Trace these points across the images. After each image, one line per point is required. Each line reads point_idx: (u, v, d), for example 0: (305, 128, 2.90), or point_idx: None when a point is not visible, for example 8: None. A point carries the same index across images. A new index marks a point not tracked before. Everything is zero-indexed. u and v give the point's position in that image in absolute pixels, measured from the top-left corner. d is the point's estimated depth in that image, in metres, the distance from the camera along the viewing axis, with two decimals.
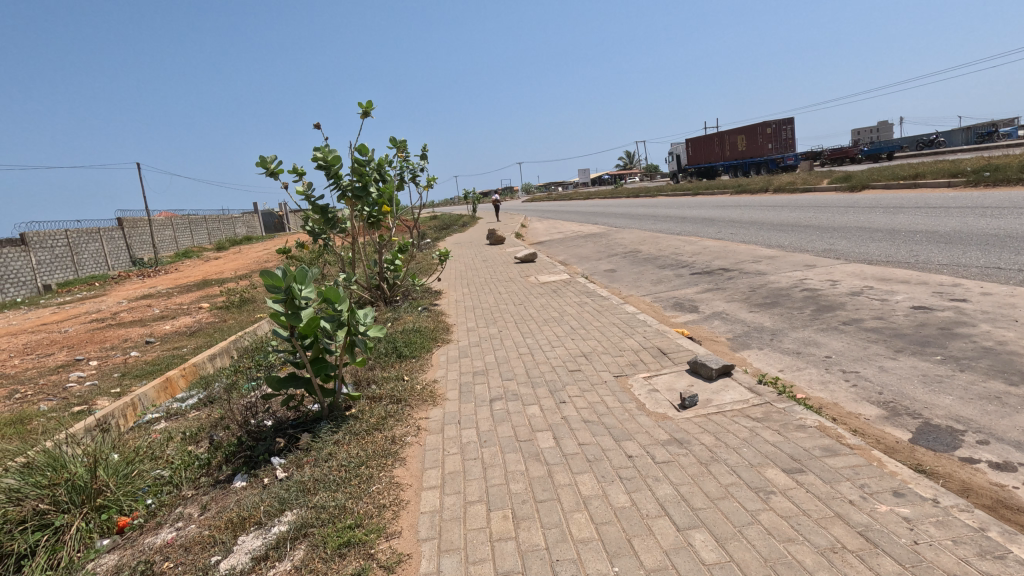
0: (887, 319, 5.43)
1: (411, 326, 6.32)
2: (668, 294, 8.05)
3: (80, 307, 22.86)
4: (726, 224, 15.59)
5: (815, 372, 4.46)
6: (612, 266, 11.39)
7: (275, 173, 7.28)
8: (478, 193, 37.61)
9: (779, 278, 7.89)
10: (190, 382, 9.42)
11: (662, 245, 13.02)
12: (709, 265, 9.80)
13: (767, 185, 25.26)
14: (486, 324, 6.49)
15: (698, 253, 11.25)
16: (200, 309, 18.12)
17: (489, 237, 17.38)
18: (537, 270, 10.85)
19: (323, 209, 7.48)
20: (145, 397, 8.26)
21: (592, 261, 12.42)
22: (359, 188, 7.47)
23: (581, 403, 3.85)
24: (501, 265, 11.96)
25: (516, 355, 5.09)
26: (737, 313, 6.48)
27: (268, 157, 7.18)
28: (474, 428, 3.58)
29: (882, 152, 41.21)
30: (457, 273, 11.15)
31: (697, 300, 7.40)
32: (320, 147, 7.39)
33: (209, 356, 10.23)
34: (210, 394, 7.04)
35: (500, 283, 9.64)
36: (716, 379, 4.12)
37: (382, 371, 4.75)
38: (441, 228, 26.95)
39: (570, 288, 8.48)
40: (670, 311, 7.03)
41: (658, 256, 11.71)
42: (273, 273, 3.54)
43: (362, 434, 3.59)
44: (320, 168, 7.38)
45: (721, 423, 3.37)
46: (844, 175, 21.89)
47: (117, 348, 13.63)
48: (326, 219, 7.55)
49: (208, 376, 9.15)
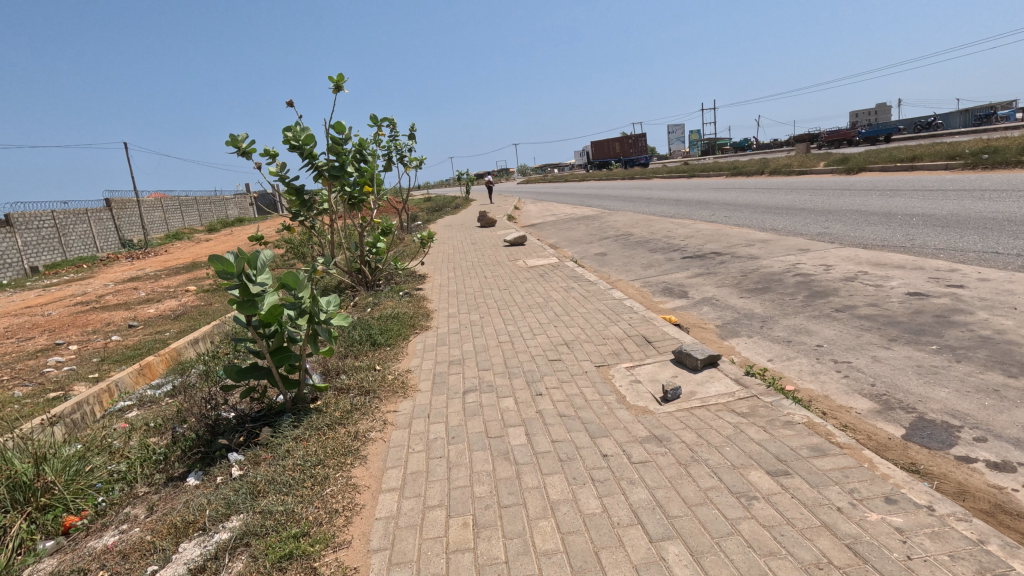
0: (881, 305, 5.24)
1: (389, 312, 6.09)
2: (658, 279, 7.83)
3: (65, 290, 22.51)
4: (720, 206, 15.32)
5: (805, 362, 4.26)
6: (603, 249, 11.15)
7: (246, 152, 6.96)
8: (472, 175, 37.26)
9: (772, 263, 7.69)
10: (169, 367, 9.20)
11: (654, 228, 12.76)
12: (701, 248, 9.57)
13: (762, 166, 24.97)
14: (468, 309, 6.26)
15: (691, 236, 11.02)
16: (186, 293, 17.82)
17: (480, 220, 17.05)
18: (526, 253, 10.59)
19: (297, 189, 7.19)
20: (121, 383, 8.04)
21: (583, 244, 12.17)
22: (335, 167, 7.20)
23: (558, 396, 3.64)
24: (490, 248, 11.69)
25: (495, 344, 4.87)
26: (727, 299, 6.28)
27: (238, 135, 6.83)
28: (444, 423, 3.37)
29: (879, 134, 40.88)
30: (443, 256, 10.89)
31: (686, 285, 7.19)
32: (292, 126, 7.09)
33: (190, 341, 10.00)
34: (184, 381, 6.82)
35: (487, 266, 9.38)
36: (702, 370, 3.91)
37: (354, 361, 4.53)
38: (432, 210, 26.64)
39: (557, 273, 8.26)
40: (658, 296, 6.82)
41: (650, 239, 11.47)
42: (224, 257, 3.29)
43: (324, 429, 3.37)
44: (293, 148, 7.10)
45: (705, 419, 3.18)
46: (842, 157, 21.57)
47: (98, 332, 13.35)
48: (301, 200, 7.27)
49: (187, 362, 8.92)
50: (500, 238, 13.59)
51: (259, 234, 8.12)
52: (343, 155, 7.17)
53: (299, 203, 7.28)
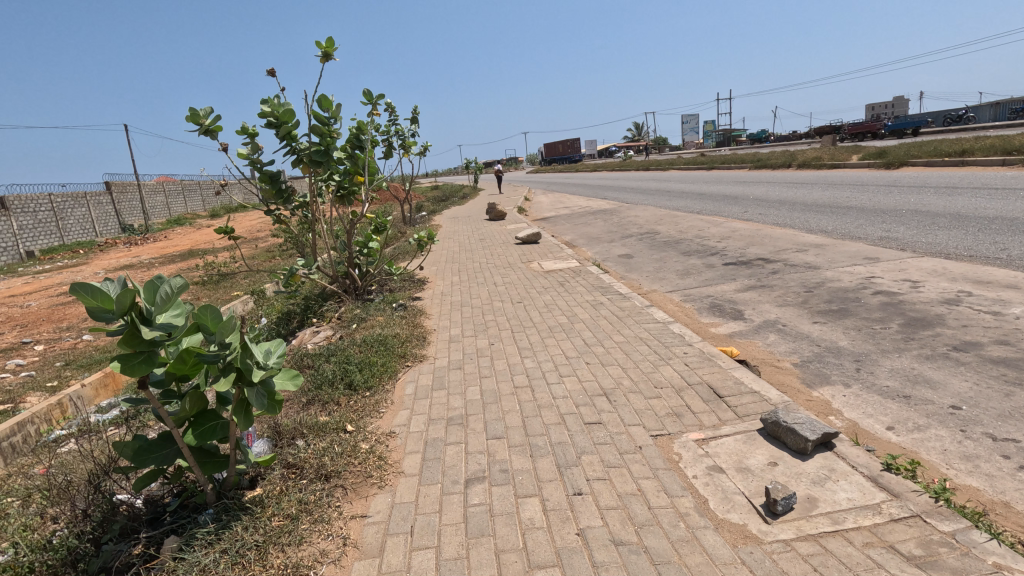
0: (1016, 345, 3.99)
1: (376, 334, 4.91)
2: (701, 291, 6.59)
3: (55, 277, 21.47)
4: (752, 203, 13.98)
5: (947, 436, 3.03)
6: (627, 250, 9.87)
7: (210, 130, 5.68)
8: (479, 163, 36.04)
9: (838, 275, 6.42)
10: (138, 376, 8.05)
11: (683, 226, 11.48)
12: (744, 253, 8.31)
13: (788, 159, 23.51)
14: (474, 332, 5.04)
15: (727, 237, 9.75)
16: None
17: (489, 213, 15.75)
18: (541, 254, 9.35)
19: (272, 177, 5.94)
20: (78, 397, 6.91)
21: (604, 243, 10.89)
22: (319, 152, 5.94)
23: (608, 499, 2.44)
24: (500, 247, 10.45)
25: (510, 390, 3.66)
26: (797, 324, 5.04)
27: (202, 111, 5.54)
28: (435, 553, 2.18)
29: (906, 127, 39.08)
30: (447, 256, 9.66)
31: (739, 302, 5.95)
32: (268, 98, 5.76)
33: None
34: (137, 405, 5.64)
35: (497, 270, 8.17)
36: (812, 456, 2.69)
37: (320, 417, 3.34)
38: (439, 200, 25.35)
39: (580, 280, 7.02)
40: (707, 317, 5.59)
41: (680, 239, 10.20)
42: (94, 287, 2.09)
43: (249, 558, 2.18)
44: (269, 126, 5.78)
45: (854, 567, 1.97)
46: (878, 151, 20.01)
47: (72, 329, 12.25)
48: (276, 190, 6.03)
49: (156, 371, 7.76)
50: (510, 234, 12.34)
51: (228, 229, 6.40)
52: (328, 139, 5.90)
53: (274, 193, 6.05)
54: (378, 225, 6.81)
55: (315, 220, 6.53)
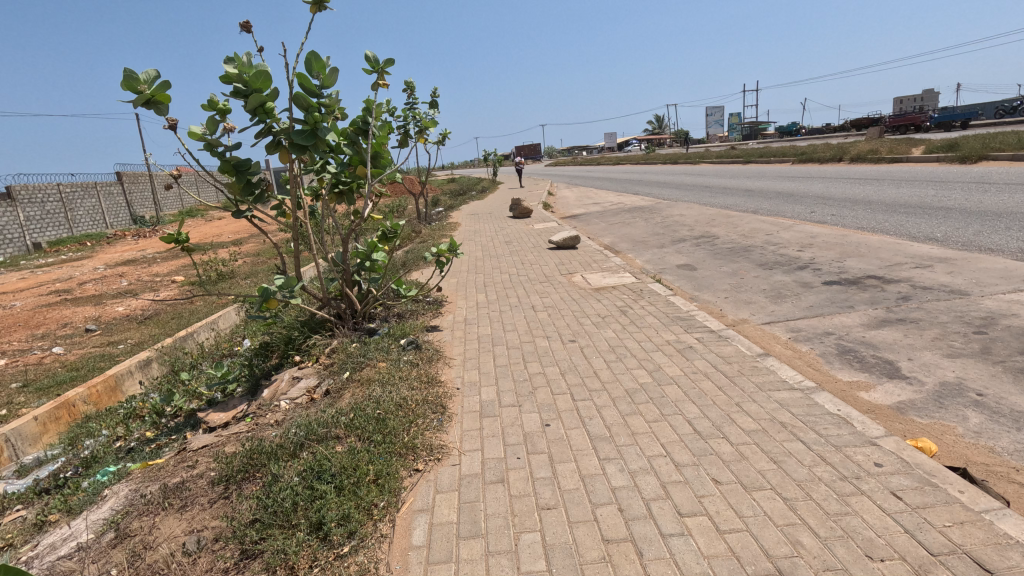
0: None
1: (373, 401, 3.34)
2: (811, 324, 4.91)
3: (54, 272, 20.32)
4: (819, 202, 12.17)
5: None
6: (685, 258, 8.19)
7: (153, 101, 4.11)
8: (499, 155, 34.44)
9: (1008, 305, 4.70)
10: (101, 403, 6.59)
11: (746, 230, 9.76)
12: (845, 268, 6.60)
13: (838, 152, 21.52)
14: (515, 398, 3.43)
15: (810, 244, 8.02)
16: (171, 285, 15.35)
17: (513, 209, 14.11)
18: (583, 263, 7.72)
19: (238, 165, 4.23)
20: (19, 436, 5.51)
21: (653, 250, 9.22)
22: (304, 132, 4.25)
23: None
24: (531, 252, 8.83)
25: (599, 553, 2.05)
26: (1001, 393, 3.35)
27: (137, 74, 3.94)
28: None
29: (954, 118, 36.65)
30: (470, 264, 8.06)
31: (879, 346, 4.27)
32: (233, 55, 4.09)
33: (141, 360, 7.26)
34: (60, 477, 4.17)
35: (532, 286, 6.56)
36: None
37: None
38: (458, 195, 23.80)
39: (644, 303, 5.38)
40: (845, 370, 3.91)
41: (749, 246, 8.50)
42: None
43: None
44: (236, 94, 4.11)
45: None
46: (946, 143, 18.01)
47: (46, 337, 10.90)
48: (245, 183, 4.32)
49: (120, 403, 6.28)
50: (542, 235, 10.69)
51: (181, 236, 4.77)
52: (316, 115, 4.21)
53: (241, 187, 4.32)
54: (383, 230, 5.16)
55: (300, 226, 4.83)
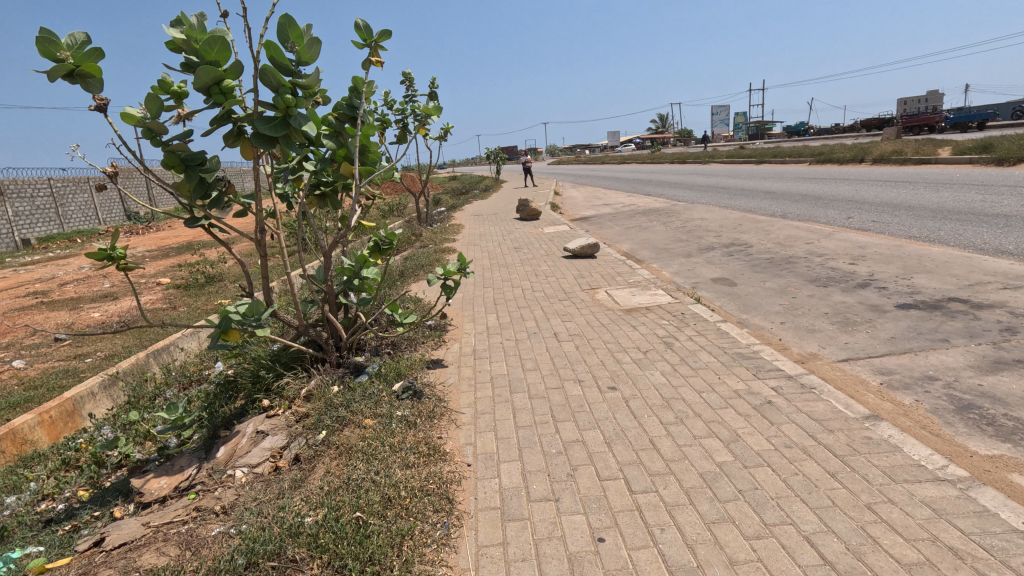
0: None
1: (354, 492, 2.41)
2: (903, 363, 3.97)
3: (37, 271, 19.36)
4: (853, 207, 11.25)
5: None
6: (719, 271, 7.26)
7: (78, 73, 2.97)
8: (503, 153, 33.45)
9: None
10: (56, 435, 5.56)
11: (781, 238, 8.83)
12: (915, 287, 5.67)
13: (859, 152, 20.58)
14: (549, 487, 2.49)
15: (862, 256, 7.09)
16: (156, 287, 14.41)
17: (520, 210, 13.19)
18: (606, 276, 6.78)
19: (188, 159, 3.20)
20: None
21: (679, 259, 8.28)
22: (274, 120, 3.18)
23: None
24: (544, 261, 7.90)
25: None
26: None
27: (58, 36, 2.81)
28: None
29: (971, 119, 35.66)
30: (476, 276, 7.13)
31: (1007, 399, 3.33)
32: (180, 18, 3.13)
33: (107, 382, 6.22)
34: None
35: (550, 305, 5.63)
36: None
37: None
38: (461, 193, 22.85)
39: (691, 333, 4.45)
40: (976, 438, 2.98)
41: (791, 257, 7.57)
42: None
43: None
44: (185, 67, 3.13)
45: None
46: (977, 144, 17.08)
47: (10, 347, 9.93)
48: (197, 182, 3.27)
49: (68, 439, 5.27)
50: (554, 240, 9.77)
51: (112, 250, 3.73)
52: (288, 95, 3.13)
53: (192, 188, 3.29)
54: (376, 241, 4.21)
55: (265, 236, 3.51)
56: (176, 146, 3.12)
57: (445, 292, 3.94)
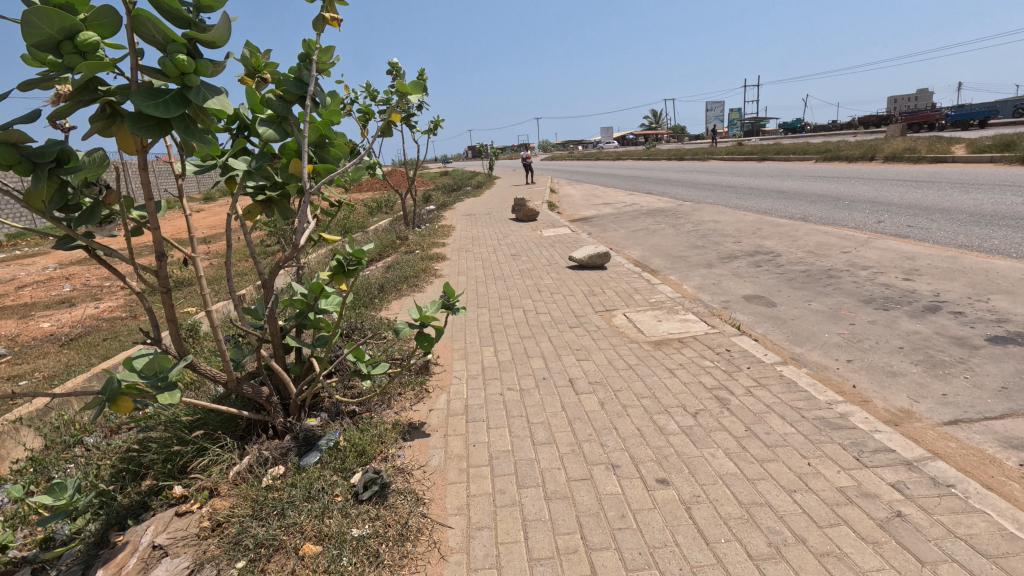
0: None
1: None
2: None
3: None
4: (879, 210, 10.36)
5: None
6: (751, 287, 6.28)
7: None
8: (497, 149, 32.37)
9: None
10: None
11: (811, 246, 7.88)
12: (997, 311, 4.72)
13: (867, 150, 19.78)
14: None
15: (915, 270, 6.14)
16: (119, 292, 13.18)
17: (517, 211, 12.18)
18: (624, 294, 5.77)
19: (35, 152, 2.11)
20: None
21: (700, 270, 7.27)
22: (165, 95, 2.12)
23: None
24: (547, 272, 6.87)
25: None
26: None
27: None
28: None
29: (972, 117, 35.11)
30: (469, 293, 6.09)
31: None
32: None
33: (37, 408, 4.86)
34: None
35: (560, 334, 4.60)
36: None
37: None
38: (452, 190, 21.77)
39: (748, 383, 3.44)
40: None
41: (831, 270, 6.60)
42: None
43: None
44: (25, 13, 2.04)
45: None
46: (994, 142, 16.32)
47: None
48: (53, 185, 2.20)
49: None
50: (557, 246, 8.74)
51: None
52: (180, 55, 2.06)
53: (49, 194, 2.23)
54: (339, 261, 3.17)
55: (164, 261, 2.42)
56: (7, 132, 2.01)
57: (421, 344, 2.86)
